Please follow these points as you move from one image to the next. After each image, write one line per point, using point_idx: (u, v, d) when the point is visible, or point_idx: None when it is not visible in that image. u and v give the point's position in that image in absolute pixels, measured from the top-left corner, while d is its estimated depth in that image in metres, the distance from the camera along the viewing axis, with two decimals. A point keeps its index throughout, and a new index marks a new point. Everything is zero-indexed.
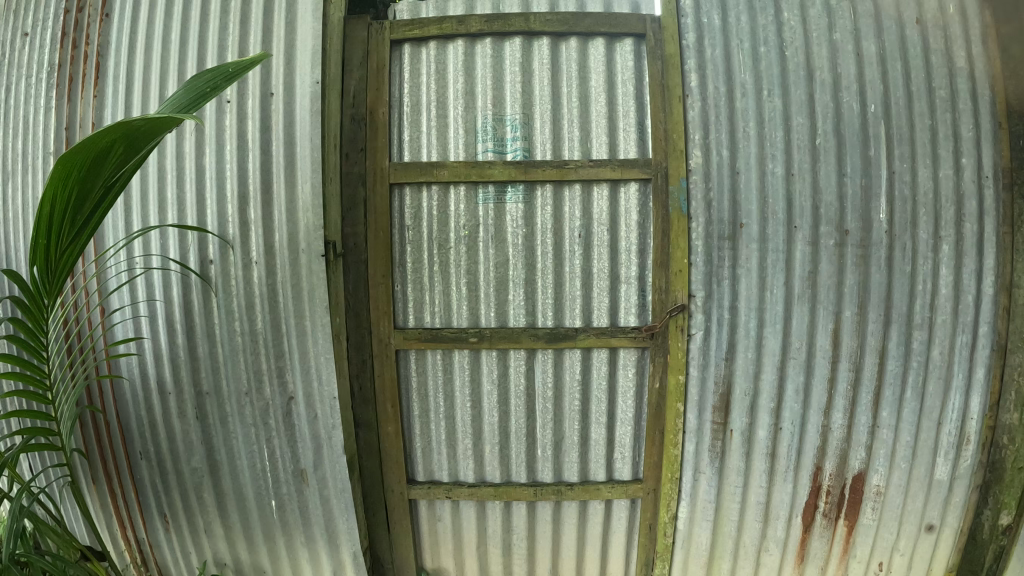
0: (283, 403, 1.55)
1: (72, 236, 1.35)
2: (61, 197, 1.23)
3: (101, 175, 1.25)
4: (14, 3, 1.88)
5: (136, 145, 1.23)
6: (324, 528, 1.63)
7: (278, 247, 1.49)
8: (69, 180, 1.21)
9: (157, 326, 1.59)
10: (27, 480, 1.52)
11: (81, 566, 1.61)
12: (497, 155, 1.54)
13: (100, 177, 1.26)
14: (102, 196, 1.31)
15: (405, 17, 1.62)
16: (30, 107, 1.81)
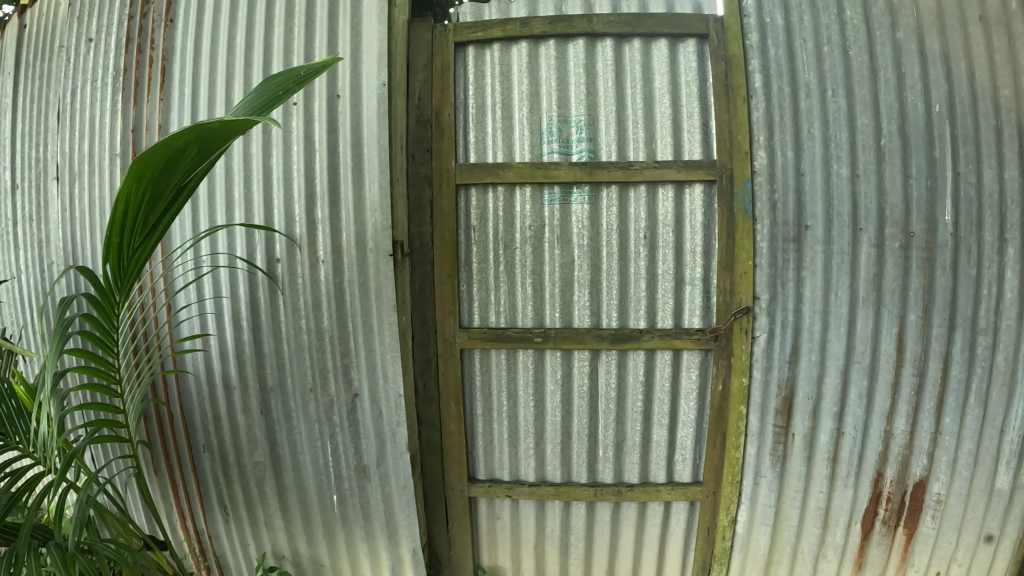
0: (349, 400, 1.55)
1: (145, 237, 1.37)
2: (136, 198, 1.25)
3: (174, 176, 1.27)
4: (79, 10, 1.92)
5: (208, 149, 1.25)
6: (384, 524, 1.63)
7: (345, 247, 1.49)
8: (144, 182, 1.23)
9: (224, 323, 1.59)
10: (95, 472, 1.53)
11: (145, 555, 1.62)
12: (563, 156, 1.53)
13: (173, 180, 1.27)
14: (174, 197, 1.33)
15: (469, 19, 1.60)
16: (95, 110, 1.85)
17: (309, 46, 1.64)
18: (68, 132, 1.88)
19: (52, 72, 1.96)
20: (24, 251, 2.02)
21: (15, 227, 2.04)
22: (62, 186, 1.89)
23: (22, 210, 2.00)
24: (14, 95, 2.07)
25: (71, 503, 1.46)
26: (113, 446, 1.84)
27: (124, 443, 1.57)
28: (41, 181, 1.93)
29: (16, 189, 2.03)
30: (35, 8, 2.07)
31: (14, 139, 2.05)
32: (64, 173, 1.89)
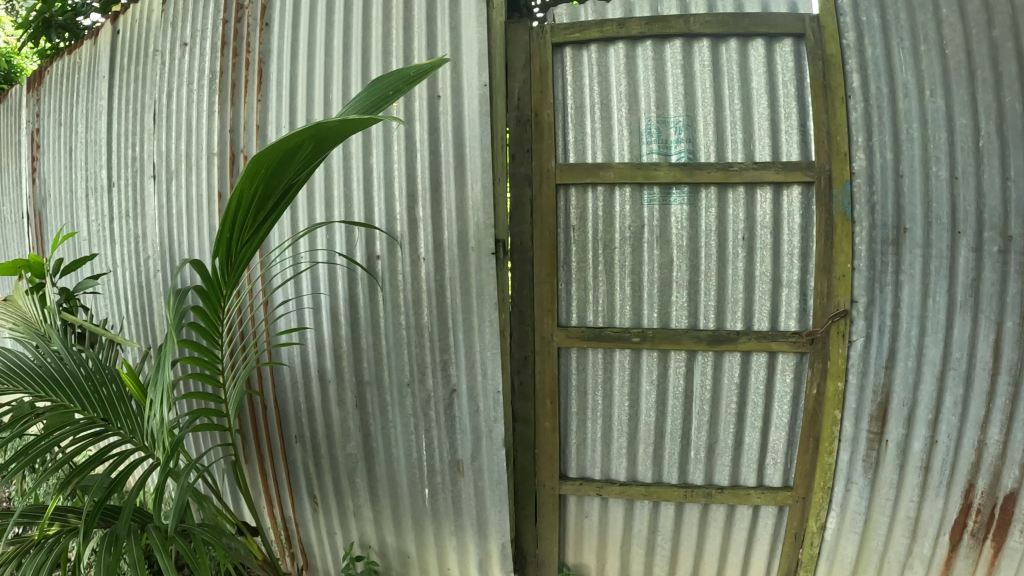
0: (446, 394, 1.50)
1: (252, 237, 1.29)
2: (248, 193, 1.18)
3: (287, 172, 1.19)
4: (173, 15, 1.83)
5: (322, 145, 1.17)
6: (475, 520, 1.57)
7: (447, 244, 1.46)
8: (258, 180, 1.15)
9: (321, 318, 1.58)
10: (193, 457, 1.45)
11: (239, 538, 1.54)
12: (662, 157, 1.52)
13: (285, 175, 1.20)
14: (283, 196, 1.25)
15: (565, 20, 1.58)
16: (191, 111, 1.77)
17: (408, 51, 1.55)
18: (165, 130, 1.82)
19: (148, 74, 1.89)
20: (121, 246, 1.98)
21: (110, 224, 2.00)
22: (160, 185, 1.83)
23: (118, 207, 1.95)
24: (109, 97, 2.00)
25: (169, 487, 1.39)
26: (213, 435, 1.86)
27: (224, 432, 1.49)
28: (138, 180, 1.88)
29: (113, 187, 1.97)
30: (127, 14, 1.98)
31: (110, 139, 1.98)
32: (161, 172, 1.83)
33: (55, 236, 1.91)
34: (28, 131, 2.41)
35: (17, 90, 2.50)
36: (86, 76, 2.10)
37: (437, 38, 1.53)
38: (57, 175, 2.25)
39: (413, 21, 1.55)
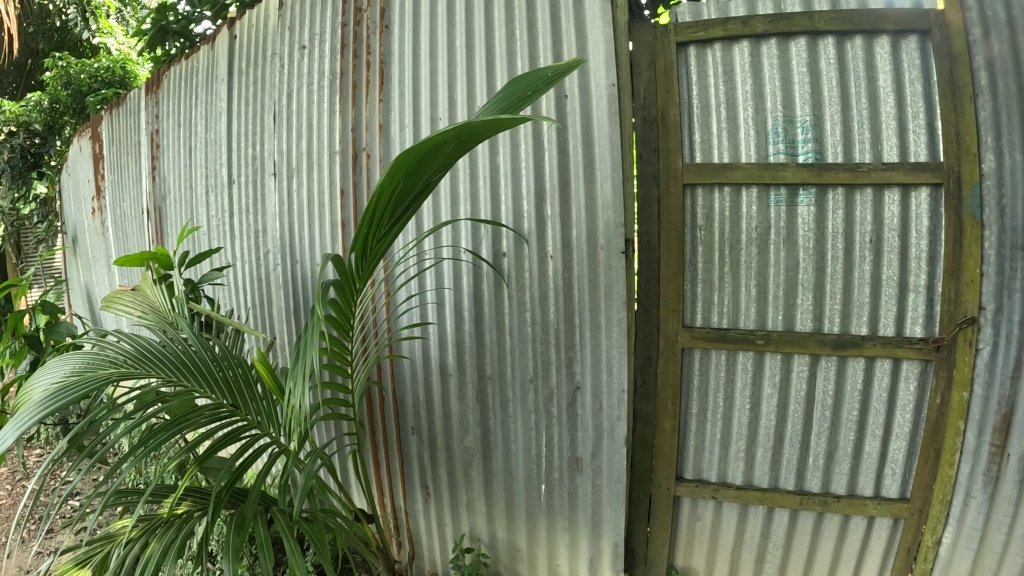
0: (569, 393, 1.49)
1: (375, 249, 1.19)
2: (388, 192, 1.07)
3: (427, 172, 1.10)
4: (290, 18, 1.87)
5: (464, 144, 1.07)
6: (590, 518, 1.54)
7: (576, 240, 1.44)
8: (397, 183, 1.06)
9: (445, 313, 1.62)
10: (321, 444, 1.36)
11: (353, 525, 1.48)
12: (789, 157, 1.49)
13: (423, 177, 1.10)
14: (409, 205, 1.15)
15: (688, 19, 1.55)
16: (312, 112, 1.81)
17: (534, 60, 1.49)
18: (287, 129, 1.88)
19: (266, 77, 1.94)
20: (240, 239, 2.06)
21: (231, 219, 2.10)
22: (279, 181, 1.90)
23: (238, 203, 2.04)
24: (229, 98, 2.07)
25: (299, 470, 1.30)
26: (331, 424, 1.94)
27: (350, 420, 1.48)
28: (258, 177, 1.95)
29: (233, 184, 2.06)
30: (243, 19, 2.03)
31: (230, 139, 2.06)
32: (281, 168, 1.89)
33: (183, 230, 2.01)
34: (147, 132, 2.53)
35: (136, 93, 2.63)
36: (203, 81, 2.18)
37: (562, 37, 1.46)
38: (177, 173, 2.35)
39: (536, 22, 1.48)
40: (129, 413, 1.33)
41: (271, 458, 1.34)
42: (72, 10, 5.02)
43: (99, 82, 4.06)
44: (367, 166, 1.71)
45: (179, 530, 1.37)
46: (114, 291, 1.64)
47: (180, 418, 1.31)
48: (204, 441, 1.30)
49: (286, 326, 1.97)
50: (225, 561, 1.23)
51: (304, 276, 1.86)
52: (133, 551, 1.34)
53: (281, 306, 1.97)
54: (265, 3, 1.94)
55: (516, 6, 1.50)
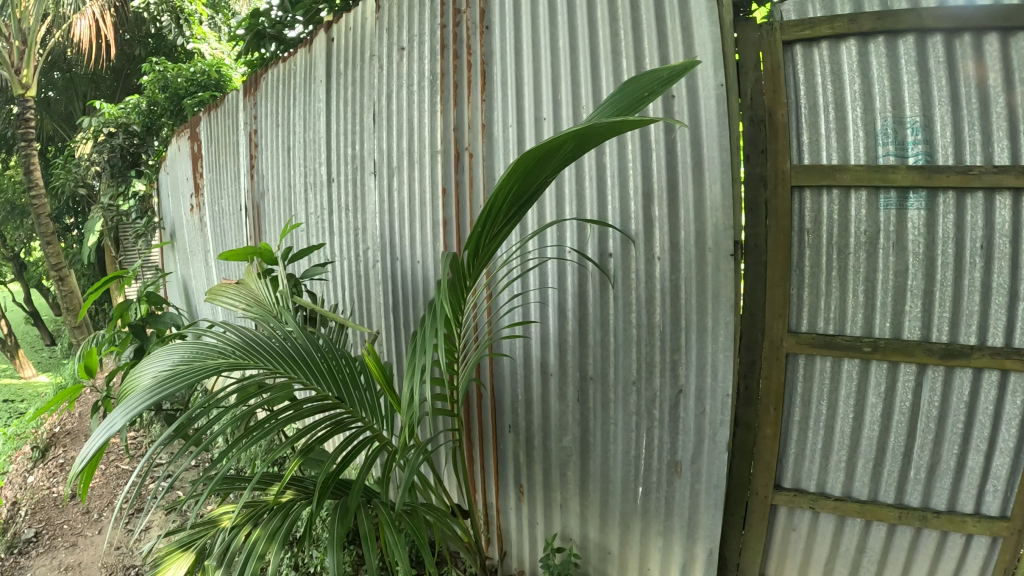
0: (672, 396, 1.49)
1: (485, 249, 1.19)
2: (505, 191, 1.07)
3: (544, 170, 1.11)
4: (387, 19, 1.92)
5: (583, 143, 1.08)
6: (685, 522, 1.52)
7: (684, 242, 1.43)
8: (517, 182, 1.07)
9: (548, 312, 1.65)
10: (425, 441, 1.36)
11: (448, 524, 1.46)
12: (899, 159, 1.41)
13: (540, 175, 1.11)
14: (518, 207, 1.15)
15: (793, 17, 1.51)
16: (412, 111, 1.87)
17: (639, 60, 1.47)
18: (388, 130, 1.95)
19: (364, 77, 2.01)
20: (340, 236, 2.17)
21: (329, 217, 2.23)
22: (379, 180, 1.99)
23: (339, 201, 2.15)
24: (326, 99, 2.16)
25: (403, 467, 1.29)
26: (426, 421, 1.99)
27: (452, 417, 1.51)
28: (358, 176, 2.05)
29: (332, 182, 2.17)
30: (340, 22, 2.10)
31: (330, 139, 2.17)
32: (380, 168, 1.97)
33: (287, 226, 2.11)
34: (246, 132, 2.70)
35: (237, 96, 2.78)
36: (300, 82, 2.28)
37: (668, 36, 1.43)
38: (274, 172, 2.54)
39: (641, 21, 1.46)
40: (230, 404, 1.37)
41: (373, 455, 1.34)
42: (168, 20, 6.79)
43: (193, 84, 4.92)
44: (470, 165, 1.73)
45: (284, 519, 1.32)
46: (217, 284, 1.64)
47: (281, 412, 1.34)
48: (306, 433, 1.30)
49: (382, 320, 2.05)
50: (332, 554, 1.20)
51: (404, 271, 1.93)
52: (237, 539, 1.29)
53: (379, 300, 2.05)
54: (361, 6, 2.00)
55: (620, 4, 1.48)
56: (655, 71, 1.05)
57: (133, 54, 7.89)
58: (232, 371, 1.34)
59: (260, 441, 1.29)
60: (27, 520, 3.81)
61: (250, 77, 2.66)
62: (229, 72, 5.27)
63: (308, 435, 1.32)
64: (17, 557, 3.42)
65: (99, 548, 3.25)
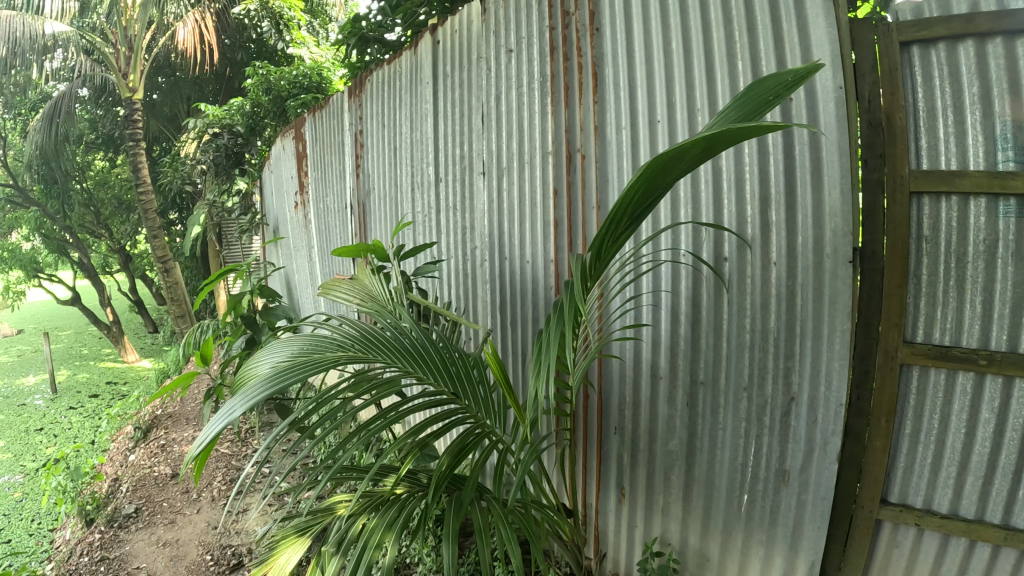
0: (784, 403, 1.52)
1: (607, 249, 1.26)
2: (629, 196, 1.12)
3: (672, 174, 1.13)
4: (494, 23, 2.05)
5: (710, 148, 1.08)
6: (789, 533, 1.55)
7: (801, 249, 1.45)
8: (641, 188, 1.11)
9: (660, 315, 1.76)
10: (538, 442, 1.40)
11: (548, 515, 1.53)
12: (1020, 165, 1.25)
13: (665, 179, 1.14)
14: (636, 212, 1.19)
15: (908, 16, 1.36)
16: (521, 113, 1.98)
17: (755, 62, 1.45)
18: (499, 131, 2.08)
19: (472, 79, 2.18)
20: (453, 235, 2.36)
21: (437, 215, 2.46)
22: (488, 180, 2.15)
23: (450, 199, 2.35)
24: (434, 101, 2.37)
25: (516, 469, 1.32)
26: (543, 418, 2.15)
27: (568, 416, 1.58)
28: (468, 176, 2.23)
29: (441, 181, 2.39)
30: (445, 26, 2.27)
31: (439, 140, 2.38)
32: (490, 169, 2.14)
33: (404, 224, 2.29)
34: (353, 132, 3.03)
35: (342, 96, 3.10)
36: (407, 83, 2.52)
37: (784, 38, 1.40)
38: (381, 172, 2.82)
39: (756, 23, 1.44)
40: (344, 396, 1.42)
41: (484, 453, 1.38)
42: (268, 24, 7.15)
43: (296, 88, 5.29)
44: (582, 166, 1.80)
45: (400, 510, 1.36)
46: (332, 279, 1.73)
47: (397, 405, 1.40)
48: (423, 427, 1.35)
49: (491, 318, 2.20)
50: (448, 549, 1.24)
51: (515, 270, 2.05)
52: (355, 526, 1.34)
53: (487, 298, 2.22)
54: (467, 9, 2.16)
55: (734, 6, 1.47)
56: (778, 73, 1.00)
57: (236, 57, 8.51)
58: (352, 362, 1.41)
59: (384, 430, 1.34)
60: (130, 495, 4.05)
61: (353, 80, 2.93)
62: (329, 76, 5.51)
63: (425, 429, 1.37)
64: (117, 531, 3.63)
65: (196, 527, 3.43)
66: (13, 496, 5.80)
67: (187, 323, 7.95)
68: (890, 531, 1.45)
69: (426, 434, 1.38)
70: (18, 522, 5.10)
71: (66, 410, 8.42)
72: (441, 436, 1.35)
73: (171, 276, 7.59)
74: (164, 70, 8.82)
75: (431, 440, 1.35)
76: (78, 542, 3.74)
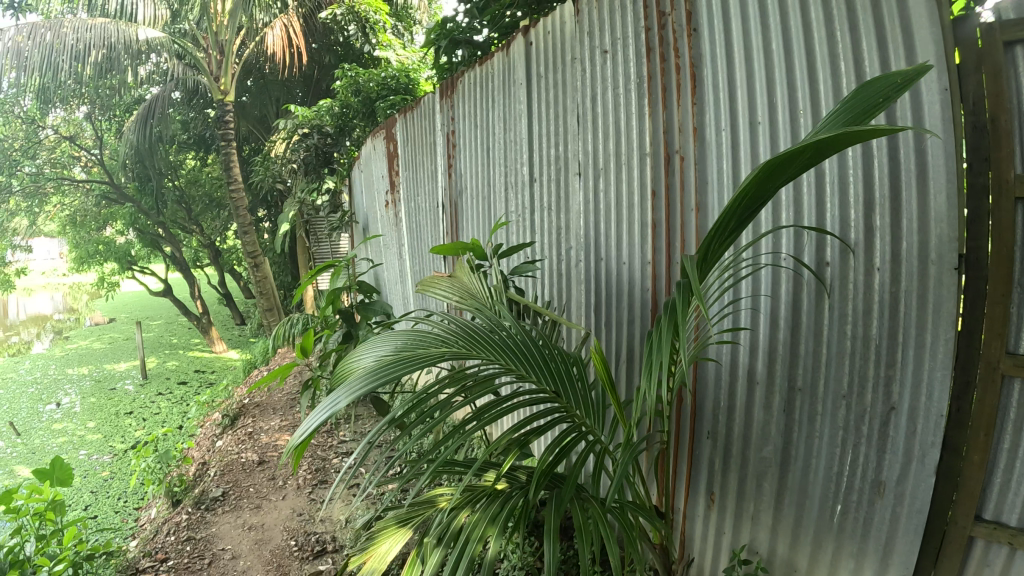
0: (883, 412, 1.48)
1: (714, 252, 1.28)
2: (735, 204, 1.13)
3: (779, 181, 1.13)
4: (589, 25, 2.09)
5: (817, 155, 1.07)
6: (880, 546, 1.51)
7: (906, 254, 1.40)
8: (746, 196, 1.12)
9: (759, 320, 1.74)
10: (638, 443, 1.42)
11: (645, 514, 1.55)
12: None
13: (771, 186, 1.13)
14: (739, 216, 1.18)
15: (1014, 13, 1.26)
16: (619, 115, 2.01)
17: (858, 64, 1.41)
18: (596, 132, 2.11)
19: (566, 80, 2.22)
20: (549, 235, 2.41)
21: (532, 214, 2.52)
22: (583, 181, 2.19)
23: (545, 200, 2.39)
24: (527, 102, 2.43)
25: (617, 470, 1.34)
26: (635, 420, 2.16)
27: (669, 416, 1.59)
28: (564, 177, 2.27)
29: (536, 181, 2.44)
30: (539, 27, 2.32)
31: (534, 141, 2.43)
32: (586, 170, 2.17)
33: (500, 224, 2.35)
34: (444, 133, 3.12)
35: (433, 97, 3.20)
36: (500, 84, 2.59)
37: (888, 38, 1.35)
38: (473, 172, 2.90)
39: (858, 22, 1.40)
40: (443, 392, 1.46)
41: (584, 452, 1.39)
42: (355, 26, 7.44)
43: (384, 89, 5.50)
44: (681, 168, 1.80)
45: (502, 505, 1.39)
46: (431, 278, 1.78)
47: (497, 402, 1.42)
48: (525, 424, 1.38)
49: (585, 318, 2.23)
50: (548, 546, 1.26)
51: (611, 271, 2.08)
52: (457, 521, 1.37)
53: (581, 298, 2.26)
54: (560, 11, 2.20)
55: (836, 6, 1.43)
56: (883, 76, 0.98)
57: (326, 60, 8.87)
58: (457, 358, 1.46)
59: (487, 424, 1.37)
60: (219, 478, 4.25)
61: (445, 81, 3.02)
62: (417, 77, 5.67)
63: (527, 426, 1.39)
64: (203, 513, 3.80)
65: (281, 513, 3.56)
66: (102, 475, 6.14)
67: (275, 318, 8.27)
68: (981, 551, 1.37)
69: (530, 432, 1.41)
70: (108, 499, 5.42)
71: (155, 395, 8.88)
72: (543, 435, 1.37)
73: (260, 271, 7.93)
74: (255, 74, 9.27)
75: (532, 437, 1.38)
76: (164, 521, 3.94)
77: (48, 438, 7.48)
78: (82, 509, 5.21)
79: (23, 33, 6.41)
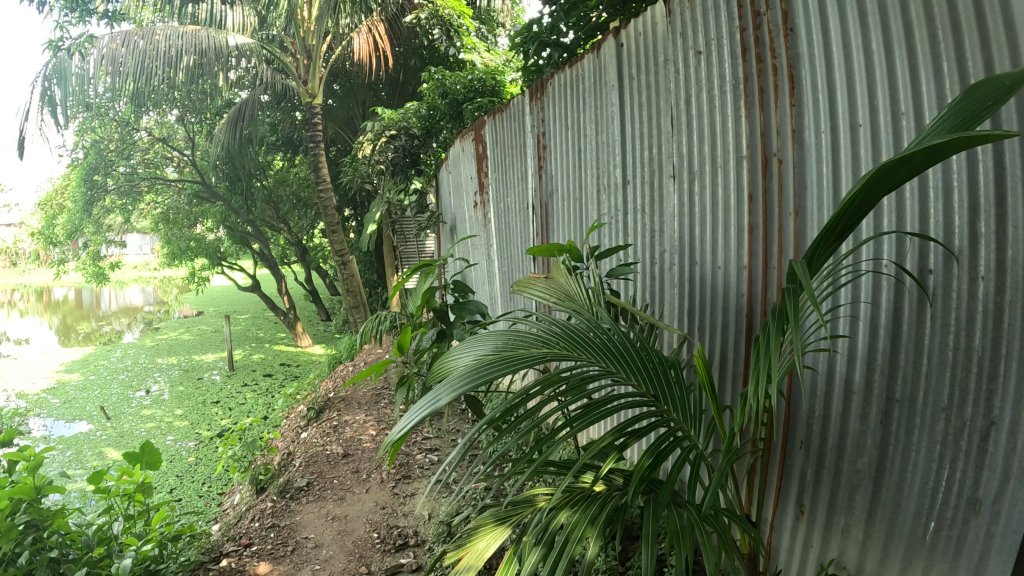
0: (983, 427, 1.39)
1: (820, 257, 1.24)
2: (842, 210, 1.10)
3: (892, 185, 1.09)
4: (681, 26, 2.07)
5: (930, 158, 1.01)
6: (972, 567, 1.41)
7: (1012, 263, 1.32)
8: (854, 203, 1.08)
9: (859, 329, 1.69)
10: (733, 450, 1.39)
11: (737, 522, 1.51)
12: None
13: (883, 190, 1.09)
14: (849, 222, 1.15)
15: None
16: (714, 117, 1.97)
17: (962, 62, 1.28)
18: (690, 134, 2.09)
19: (659, 81, 2.21)
20: (643, 237, 2.40)
21: (625, 216, 2.51)
22: (678, 183, 2.17)
23: (640, 203, 2.39)
24: (619, 104, 2.43)
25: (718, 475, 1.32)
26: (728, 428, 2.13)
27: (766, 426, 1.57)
28: (659, 179, 2.27)
29: (629, 183, 2.44)
30: (630, 29, 2.32)
31: (626, 143, 2.43)
32: (680, 172, 2.16)
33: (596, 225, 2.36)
34: (535, 135, 3.16)
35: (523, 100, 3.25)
36: (591, 86, 2.61)
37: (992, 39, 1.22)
38: (564, 173, 2.92)
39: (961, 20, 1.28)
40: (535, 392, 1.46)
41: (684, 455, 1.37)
42: (442, 29, 7.58)
43: (472, 91, 5.59)
44: (779, 171, 1.76)
45: (602, 507, 1.39)
46: (526, 279, 1.81)
47: (597, 403, 1.42)
48: (626, 426, 1.36)
49: (679, 322, 2.21)
50: (645, 549, 1.25)
51: (707, 275, 2.05)
52: (555, 521, 1.38)
53: (674, 302, 2.24)
54: (652, 12, 2.19)
55: (937, 3, 1.33)
56: (990, 80, 0.91)
57: (414, 64, 9.07)
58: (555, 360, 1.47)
59: (589, 426, 1.36)
60: (304, 469, 4.40)
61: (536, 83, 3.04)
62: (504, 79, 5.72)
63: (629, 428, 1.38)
64: (287, 501, 3.94)
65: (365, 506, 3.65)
66: (189, 460, 6.44)
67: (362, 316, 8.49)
68: None
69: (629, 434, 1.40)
70: (194, 484, 5.68)
71: (240, 386, 9.26)
72: (643, 437, 1.36)
73: (347, 270, 8.17)
74: (347, 78, 9.60)
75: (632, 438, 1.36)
76: (250, 506, 4.12)
77: (138, 424, 7.90)
78: (169, 492, 5.48)
79: (118, 41, 6.86)
